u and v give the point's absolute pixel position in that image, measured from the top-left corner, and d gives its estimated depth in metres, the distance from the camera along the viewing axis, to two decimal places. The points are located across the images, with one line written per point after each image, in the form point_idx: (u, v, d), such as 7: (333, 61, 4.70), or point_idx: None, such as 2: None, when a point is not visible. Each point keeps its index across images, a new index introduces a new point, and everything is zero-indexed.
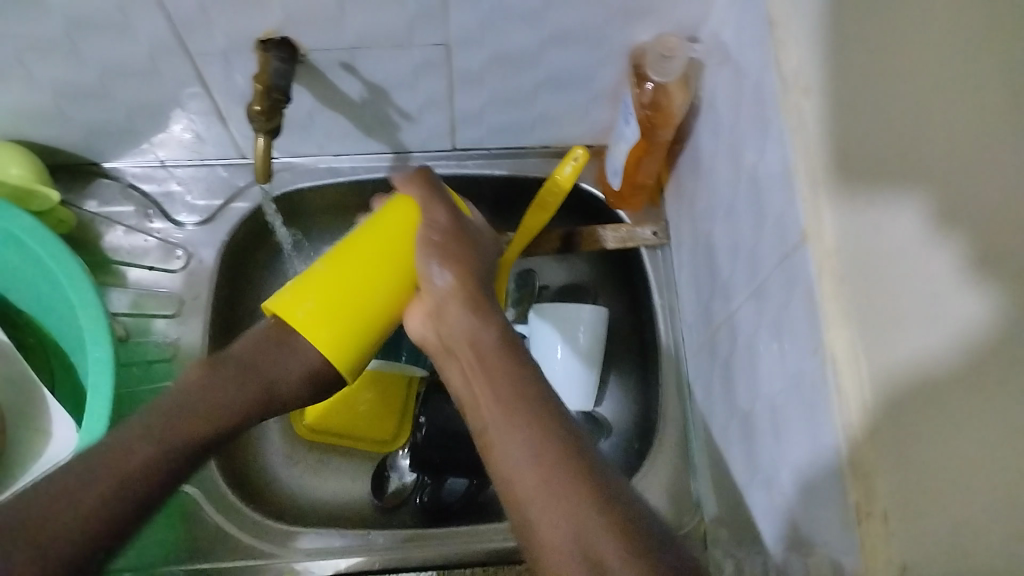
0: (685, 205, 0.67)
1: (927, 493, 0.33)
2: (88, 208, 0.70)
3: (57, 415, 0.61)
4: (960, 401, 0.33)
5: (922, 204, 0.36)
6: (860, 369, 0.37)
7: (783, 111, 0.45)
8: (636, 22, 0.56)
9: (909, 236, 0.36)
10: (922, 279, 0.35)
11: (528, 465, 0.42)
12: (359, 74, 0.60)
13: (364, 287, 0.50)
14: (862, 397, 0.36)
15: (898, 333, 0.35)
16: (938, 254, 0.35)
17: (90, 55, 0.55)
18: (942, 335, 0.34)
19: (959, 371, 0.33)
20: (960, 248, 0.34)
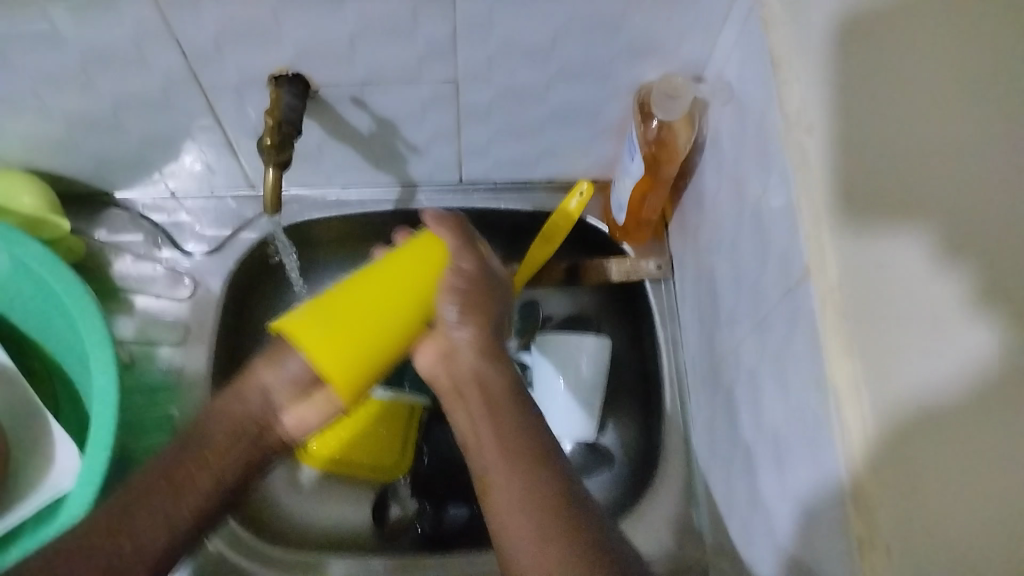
0: (688, 239, 0.68)
1: (929, 521, 0.34)
2: (98, 237, 0.71)
3: (63, 444, 0.61)
4: (961, 424, 0.34)
5: (929, 232, 0.36)
6: (863, 397, 0.37)
7: (786, 148, 0.46)
8: (642, 60, 0.57)
9: (916, 266, 0.37)
10: (926, 314, 0.36)
11: (520, 501, 0.44)
12: (369, 108, 0.61)
13: (380, 314, 0.47)
14: (865, 424, 0.37)
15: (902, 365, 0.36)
16: (948, 281, 0.35)
17: (105, 87, 0.56)
18: (950, 361, 0.34)
19: (964, 397, 0.34)
20: (964, 278, 0.35)
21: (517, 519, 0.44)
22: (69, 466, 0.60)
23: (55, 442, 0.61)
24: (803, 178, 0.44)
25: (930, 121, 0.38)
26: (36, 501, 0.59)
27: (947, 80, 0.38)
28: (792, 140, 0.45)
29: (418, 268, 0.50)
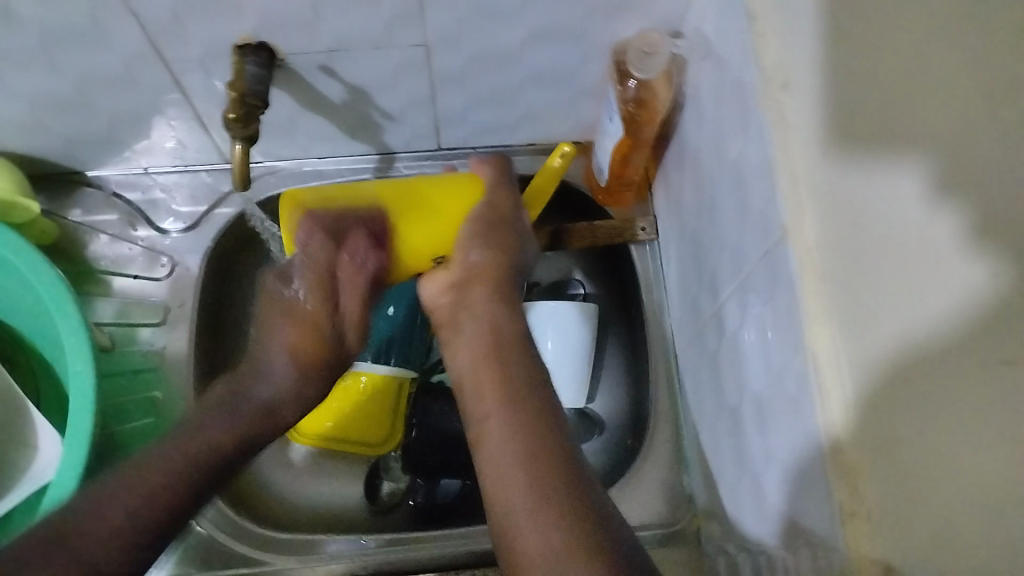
0: (671, 199, 0.67)
1: (906, 486, 0.34)
2: (72, 217, 0.70)
3: (44, 430, 0.60)
4: (944, 377, 0.33)
5: (918, 169, 0.34)
6: (842, 364, 0.37)
7: (764, 105, 0.44)
8: (617, 18, 0.56)
9: (907, 205, 0.35)
10: (918, 254, 0.34)
11: (515, 481, 0.47)
12: (339, 77, 0.59)
13: (407, 228, 0.55)
14: (846, 394, 0.37)
15: (879, 319, 0.35)
16: (940, 222, 0.33)
17: (65, 65, 0.55)
18: (941, 305, 0.33)
19: (952, 343, 0.33)
20: (960, 215, 0.33)
21: (512, 497, 0.46)
22: (52, 452, 0.60)
23: (37, 429, 0.60)
24: (780, 136, 0.43)
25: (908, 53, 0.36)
26: (23, 488, 0.59)
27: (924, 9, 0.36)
28: (770, 96, 0.44)
29: (456, 217, 0.57)
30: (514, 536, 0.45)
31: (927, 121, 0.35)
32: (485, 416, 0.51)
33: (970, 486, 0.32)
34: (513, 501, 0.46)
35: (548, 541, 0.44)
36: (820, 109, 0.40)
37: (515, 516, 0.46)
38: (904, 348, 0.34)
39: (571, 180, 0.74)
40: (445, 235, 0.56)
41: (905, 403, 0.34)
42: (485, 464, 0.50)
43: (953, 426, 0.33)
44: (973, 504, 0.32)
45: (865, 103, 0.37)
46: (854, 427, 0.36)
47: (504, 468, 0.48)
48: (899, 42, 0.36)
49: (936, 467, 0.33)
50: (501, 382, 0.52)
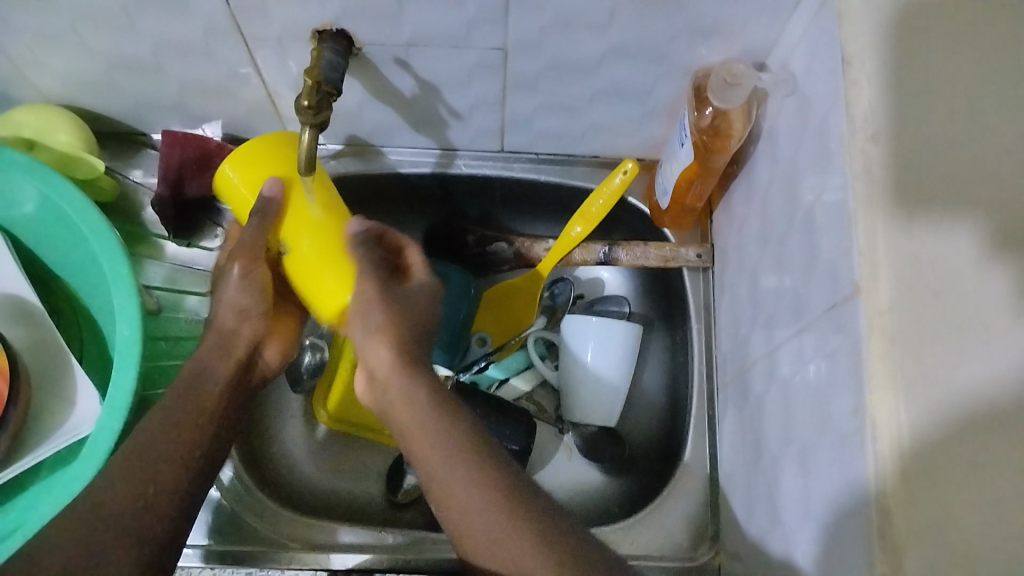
0: (733, 231, 0.65)
1: (961, 554, 0.33)
2: (133, 177, 0.71)
3: (85, 385, 0.61)
4: (1003, 430, 0.34)
5: (976, 227, 0.37)
6: (901, 435, 0.36)
7: (848, 154, 0.43)
8: (702, 43, 0.54)
9: (961, 262, 0.37)
10: (972, 311, 0.36)
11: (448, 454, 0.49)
12: (412, 71, 0.58)
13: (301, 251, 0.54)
14: (903, 467, 0.35)
15: (943, 372, 0.35)
16: (993, 282, 0.36)
17: (145, 30, 0.55)
18: (995, 363, 0.35)
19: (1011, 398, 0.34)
20: (1011, 277, 0.36)
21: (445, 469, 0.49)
22: (90, 409, 0.60)
23: (78, 385, 0.61)
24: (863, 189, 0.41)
25: (967, 120, 0.39)
26: (55, 441, 0.59)
27: (979, 84, 0.39)
28: (855, 146, 0.42)
29: (315, 280, 0.54)
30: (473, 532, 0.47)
31: (987, 184, 0.37)
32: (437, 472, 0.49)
33: (1007, 546, 0.33)
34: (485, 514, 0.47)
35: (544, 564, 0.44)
36: (903, 169, 0.39)
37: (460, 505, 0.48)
38: (967, 401, 0.35)
39: (631, 197, 0.73)
40: (306, 277, 0.54)
41: (960, 455, 0.34)
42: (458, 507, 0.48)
43: (997, 483, 0.34)
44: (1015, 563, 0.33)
45: (930, 160, 0.39)
46: (909, 489, 0.35)
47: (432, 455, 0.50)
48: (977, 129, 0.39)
49: (978, 523, 0.34)
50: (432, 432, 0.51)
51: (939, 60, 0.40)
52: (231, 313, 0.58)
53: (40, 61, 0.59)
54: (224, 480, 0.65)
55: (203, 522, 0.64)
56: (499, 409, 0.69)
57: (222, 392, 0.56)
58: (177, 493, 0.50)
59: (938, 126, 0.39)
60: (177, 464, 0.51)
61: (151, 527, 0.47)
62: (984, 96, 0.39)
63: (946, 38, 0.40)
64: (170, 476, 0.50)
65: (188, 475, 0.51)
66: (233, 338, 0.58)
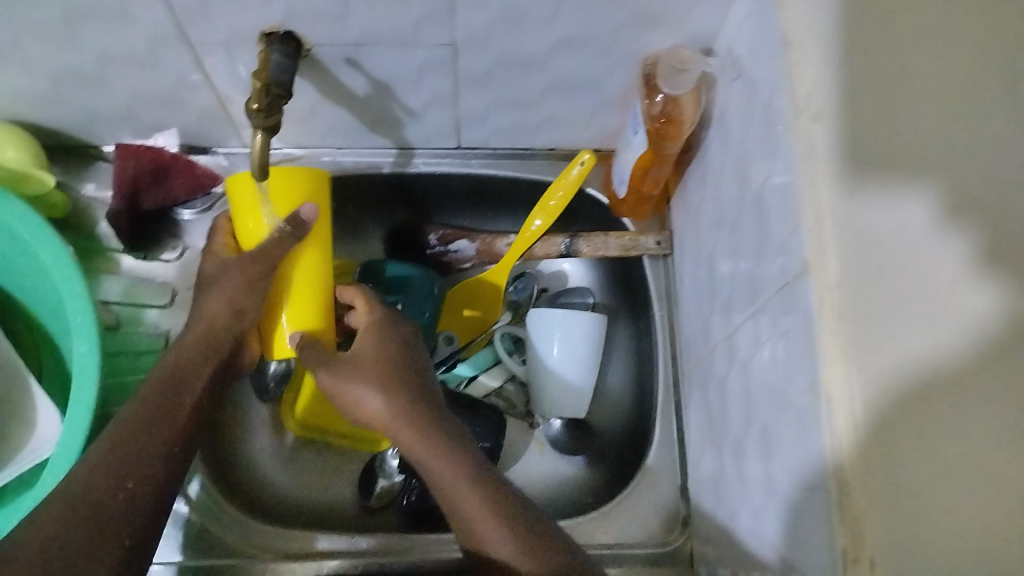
0: (689, 217, 0.66)
1: (911, 526, 0.34)
2: (86, 192, 0.70)
3: (44, 405, 0.60)
4: (959, 399, 0.34)
5: (927, 195, 0.36)
6: (854, 410, 0.37)
7: (793, 134, 0.44)
8: (648, 31, 0.55)
9: (910, 230, 0.36)
10: (921, 280, 0.35)
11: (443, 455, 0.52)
12: (363, 71, 0.58)
13: (302, 269, 0.56)
14: (857, 442, 0.36)
15: (893, 345, 0.35)
16: (949, 246, 0.35)
17: (87, 40, 0.54)
18: (949, 330, 0.34)
19: (964, 367, 0.34)
20: (968, 239, 0.34)
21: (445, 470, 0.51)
22: (51, 430, 0.59)
23: (38, 406, 0.60)
24: (808, 167, 0.42)
25: (916, 83, 0.38)
26: (18, 463, 0.58)
27: (931, 38, 0.38)
28: (800, 125, 0.43)
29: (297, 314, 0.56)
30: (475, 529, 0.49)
31: (934, 150, 0.36)
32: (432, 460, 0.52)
33: (960, 519, 0.33)
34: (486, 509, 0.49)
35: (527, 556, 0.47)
36: (846, 146, 0.40)
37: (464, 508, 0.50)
38: (918, 372, 0.34)
39: (589, 189, 0.73)
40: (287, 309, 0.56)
41: (913, 428, 0.34)
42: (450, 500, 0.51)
43: (953, 450, 0.34)
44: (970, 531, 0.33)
45: (875, 137, 0.38)
46: (863, 462, 0.36)
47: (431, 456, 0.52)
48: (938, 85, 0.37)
49: (939, 500, 0.33)
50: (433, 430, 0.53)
51: (884, 30, 0.39)
52: (228, 310, 0.54)
53: None
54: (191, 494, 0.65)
55: (172, 538, 0.63)
56: (468, 409, 0.70)
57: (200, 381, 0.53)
58: (156, 480, 0.47)
59: (882, 100, 0.39)
60: (155, 451, 0.48)
61: (134, 517, 0.45)
62: (938, 51, 0.37)
63: (888, 6, 0.39)
64: (147, 466, 0.47)
65: (162, 465, 0.48)
66: (218, 334, 0.54)
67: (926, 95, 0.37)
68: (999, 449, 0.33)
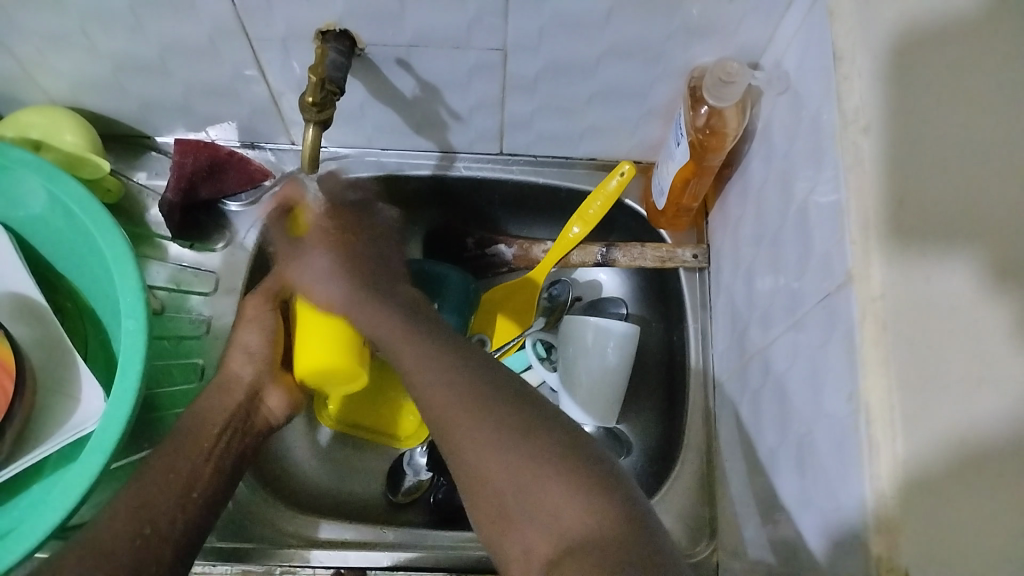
0: (729, 230, 0.66)
1: (947, 558, 0.33)
2: (138, 179, 0.72)
3: (89, 383, 0.61)
4: (998, 464, 0.33)
5: (970, 262, 0.36)
6: (897, 444, 0.36)
7: (839, 147, 0.44)
8: (697, 43, 0.55)
9: (956, 296, 0.36)
10: (968, 340, 0.35)
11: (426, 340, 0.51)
12: (413, 71, 0.59)
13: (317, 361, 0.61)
14: (900, 469, 0.36)
15: (941, 398, 0.35)
16: (991, 313, 0.34)
17: (152, 30, 0.56)
18: (992, 400, 0.34)
19: (1004, 440, 0.33)
20: (1014, 309, 0.34)
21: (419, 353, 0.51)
22: (94, 406, 0.61)
23: (82, 382, 0.62)
24: (855, 179, 0.42)
25: (962, 140, 0.38)
26: (59, 438, 0.59)
27: (969, 95, 0.38)
28: (847, 138, 0.44)
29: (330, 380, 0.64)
30: (442, 401, 0.47)
31: (975, 215, 0.36)
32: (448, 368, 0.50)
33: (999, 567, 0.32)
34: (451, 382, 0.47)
35: (514, 466, 0.43)
36: (893, 159, 0.40)
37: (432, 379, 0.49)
38: (957, 428, 0.34)
39: (628, 199, 0.74)
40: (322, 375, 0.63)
41: (954, 484, 0.34)
42: (438, 418, 0.47)
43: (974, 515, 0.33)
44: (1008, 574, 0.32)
45: (920, 185, 0.38)
46: (903, 476, 0.36)
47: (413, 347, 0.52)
48: (998, 133, 0.37)
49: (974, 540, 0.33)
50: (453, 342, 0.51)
51: (926, 70, 0.39)
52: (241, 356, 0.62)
53: (48, 63, 0.60)
54: None
55: None
56: None
57: (218, 435, 0.57)
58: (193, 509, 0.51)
59: (932, 146, 0.38)
60: (174, 505, 0.50)
61: (150, 565, 0.46)
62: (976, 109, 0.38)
63: (930, 51, 0.39)
64: (166, 513, 0.49)
65: (183, 517, 0.50)
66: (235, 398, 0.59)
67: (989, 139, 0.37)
68: None
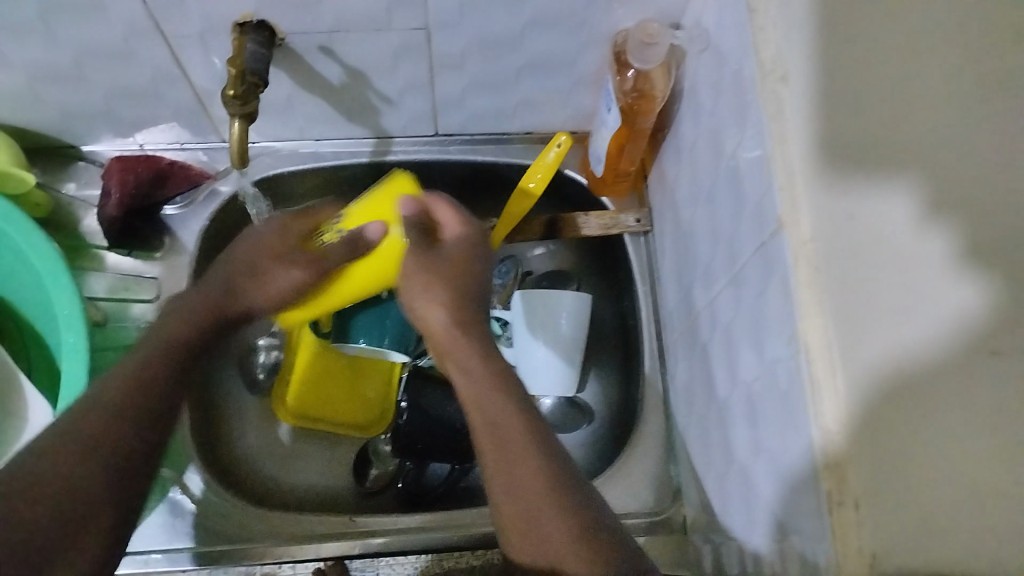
0: (667, 192, 0.67)
1: (892, 484, 0.34)
2: (67, 191, 0.70)
3: (36, 403, 0.60)
4: (940, 386, 0.35)
5: (907, 190, 0.37)
6: (836, 384, 0.37)
7: (760, 98, 0.45)
8: (618, 8, 0.56)
9: (887, 224, 0.37)
10: (908, 266, 0.36)
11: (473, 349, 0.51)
12: (338, 58, 0.59)
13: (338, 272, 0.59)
14: (842, 400, 0.36)
15: (874, 326, 0.36)
16: (932, 243, 0.36)
17: (62, 36, 0.54)
18: (936, 322, 0.35)
19: (947, 360, 0.35)
20: (950, 238, 0.36)
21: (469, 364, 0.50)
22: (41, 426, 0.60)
23: (30, 404, 0.60)
24: (778, 128, 0.43)
25: (888, 85, 0.39)
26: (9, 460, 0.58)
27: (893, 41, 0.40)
28: (767, 89, 0.44)
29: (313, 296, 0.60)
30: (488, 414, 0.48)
31: (907, 151, 0.37)
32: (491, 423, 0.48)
33: (949, 481, 0.34)
34: (504, 410, 0.48)
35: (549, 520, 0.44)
36: (816, 104, 0.40)
37: (483, 399, 0.48)
38: (898, 355, 0.35)
39: (569, 169, 0.74)
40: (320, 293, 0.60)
41: (897, 410, 0.35)
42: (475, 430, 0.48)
43: (948, 446, 0.34)
44: (956, 486, 0.34)
45: (845, 125, 0.39)
46: (846, 408, 0.36)
47: (461, 353, 0.51)
48: (922, 80, 0.39)
49: (922, 458, 0.34)
50: (482, 376, 0.49)
51: (841, 19, 0.41)
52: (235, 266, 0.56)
53: None
54: (196, 492, 0.65)
55: (172, 531, 0.63)
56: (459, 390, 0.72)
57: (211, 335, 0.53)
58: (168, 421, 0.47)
59: (854, 89, 0.39)
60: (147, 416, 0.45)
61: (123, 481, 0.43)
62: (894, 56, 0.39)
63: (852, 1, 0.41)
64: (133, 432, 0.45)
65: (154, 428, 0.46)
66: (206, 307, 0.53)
67: (913, 88, 0.39)
68: (983, 438, 0.34)
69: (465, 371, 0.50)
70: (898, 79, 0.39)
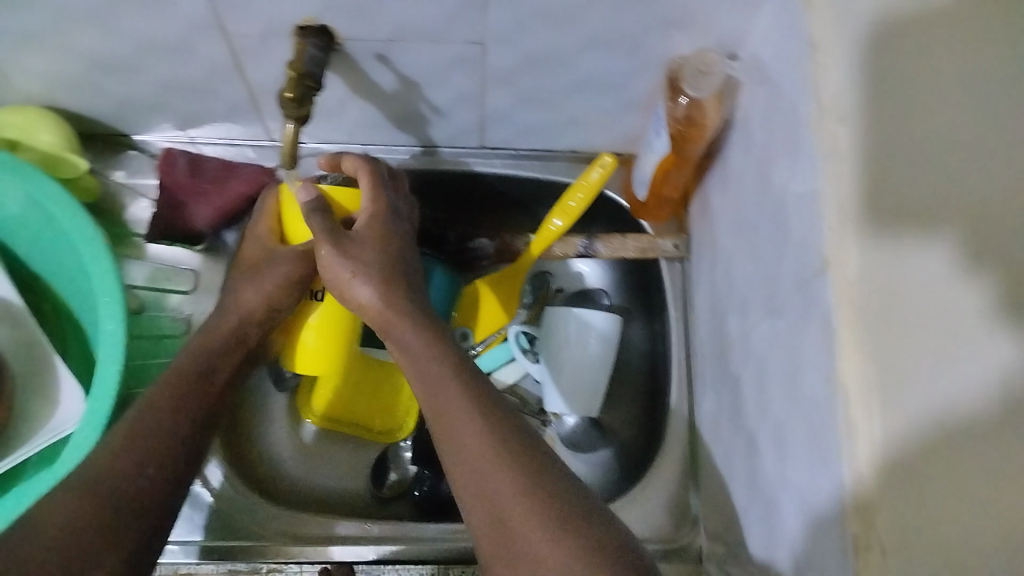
0: (707, 220, 0.67)
1: (924, 534, 0.34)
2: (116, 178, 0.71)
3: (69, 385, 0.61)
4: (974, 441, 0.34)
5: (950, 241, 0.36)
6: (874, 429, 0.36)
7: (816, 135, 0.45)
8: (675, 35, 0.56)
9: (928, 273, 0.36)
10: (948, 317, 0.36)
11: (444, 368, 0.49)
12: (392, 66, 0.59)
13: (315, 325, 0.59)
14: (875, 446, 0.36)
15: (915, 374, 0.36)
16: (973, 295, 0.35)
17: (126, 28, 0.55)
18: (974, 375, 0.34)
19: (984, 414, 0.34)
20: (990, 289, 0.35)
21: (439, 387, 0.48)
22: (73, 408, 0.60)
23: (61, 386, 0.61)
24: (833, 166, 0.43)
25: (942, 129, 0.38)
26: (39, 439, 0.59)
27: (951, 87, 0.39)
28: (823, 126, 0.44)
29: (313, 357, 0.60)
30: (466, 442, 0.46)
31: (955, 199, 0.37)
32: (464, 453, 0.45)
33: (983, 533, 0.33)
34: (481, 437, 0.45)
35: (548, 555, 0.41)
36: (872, 148, 0.40)
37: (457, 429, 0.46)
38: (937, 405, 0.35)
39: (609, 190, 0.74)
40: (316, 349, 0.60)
41: (931, 460, 0.34)
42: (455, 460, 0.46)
43: (980, 496, 0.33)
44: (990, 539, 0.33)
45: (899, 171, 0.39)
46: (878, 453, 0.36)
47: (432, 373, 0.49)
48: (976, 124, 0.38)
49: (954, 511, 0.34)
50: (456, 396, 0.47)
51: (901, 63, 0.40)
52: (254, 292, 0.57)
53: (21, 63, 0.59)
54: (218, 485, 0.65)
55: (192, 521, 0.64)
56: None
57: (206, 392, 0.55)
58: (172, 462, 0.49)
59: (909, 135, 0.39)
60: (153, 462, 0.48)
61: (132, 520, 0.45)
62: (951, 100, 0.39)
63: (913, 45, 0.40)
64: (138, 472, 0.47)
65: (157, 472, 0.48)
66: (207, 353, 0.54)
67: (968, 134, 0.38)
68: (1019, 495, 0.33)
69: (435, 396, 0.48)
70: (955, 124, 0.38)
